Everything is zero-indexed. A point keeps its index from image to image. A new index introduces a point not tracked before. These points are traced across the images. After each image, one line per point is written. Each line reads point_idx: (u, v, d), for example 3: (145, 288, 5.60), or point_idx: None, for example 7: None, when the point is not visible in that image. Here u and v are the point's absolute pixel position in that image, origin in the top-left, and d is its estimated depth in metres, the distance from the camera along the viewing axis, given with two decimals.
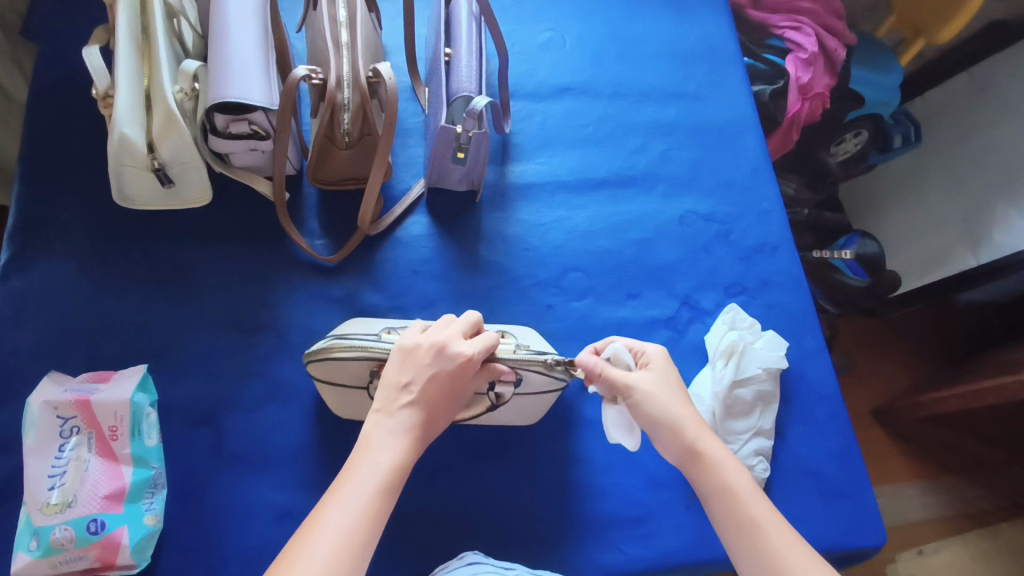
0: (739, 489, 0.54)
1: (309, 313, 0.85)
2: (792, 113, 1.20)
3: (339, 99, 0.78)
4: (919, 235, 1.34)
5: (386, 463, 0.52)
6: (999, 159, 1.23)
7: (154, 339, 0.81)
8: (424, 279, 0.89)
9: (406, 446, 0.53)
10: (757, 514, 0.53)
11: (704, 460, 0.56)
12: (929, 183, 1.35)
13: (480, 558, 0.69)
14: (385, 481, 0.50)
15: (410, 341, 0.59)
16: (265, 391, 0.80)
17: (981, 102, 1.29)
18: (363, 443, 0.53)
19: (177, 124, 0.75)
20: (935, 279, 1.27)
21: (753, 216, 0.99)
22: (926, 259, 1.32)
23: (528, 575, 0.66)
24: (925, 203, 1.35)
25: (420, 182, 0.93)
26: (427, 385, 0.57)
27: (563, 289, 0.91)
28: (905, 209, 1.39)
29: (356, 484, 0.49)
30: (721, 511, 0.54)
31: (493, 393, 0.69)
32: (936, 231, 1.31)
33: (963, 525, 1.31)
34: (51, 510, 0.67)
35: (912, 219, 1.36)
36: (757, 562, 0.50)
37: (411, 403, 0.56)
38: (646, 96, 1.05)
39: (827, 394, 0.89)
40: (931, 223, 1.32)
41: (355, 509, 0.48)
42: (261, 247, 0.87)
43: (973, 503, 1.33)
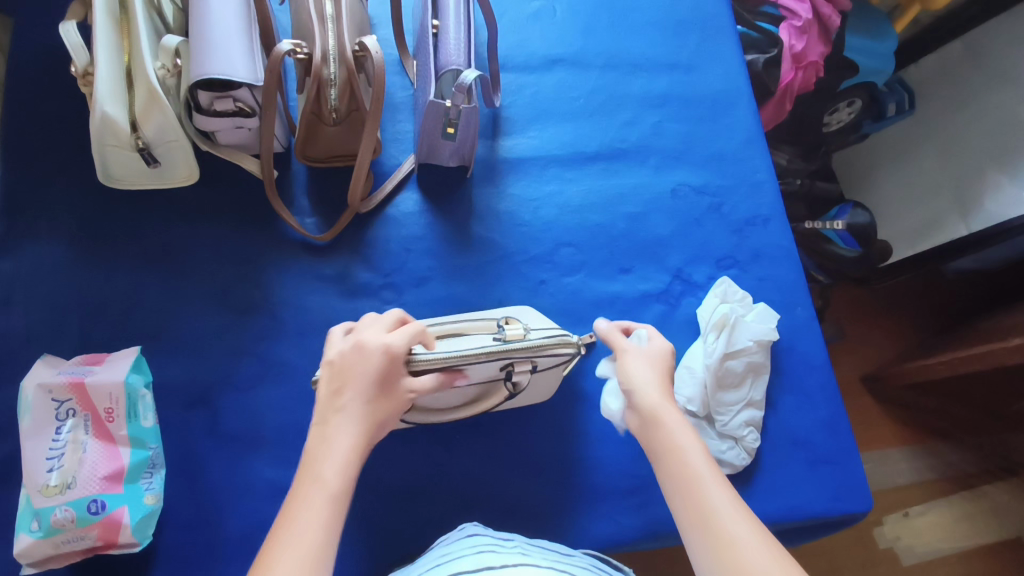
0: (686, 448, 0.56)
1: (302, 292, 0.85)
2: (786, 82, 1.19)
3: (326, 74, 0.76)
4: (910, 204, 1.35)
5: (331, 474, 0.52)
6: (980, 131, 1.25)
7: (145, 320, 0.81)
8: (417, 257, 0.88)
9: (348, 451, 0.54)
10: (699, 469, 0.54)
11: (659, 422, 0.59)
12: (914, 158, 1.36)
13: (480, 530, 0.70)
14: (333, 494, 0.51)
15: (335, 351, 0.60)
16: (260, 371, 0.81)
17: (975, 68, 1.28)
18: (309, 455, 0.53)
19: (160, 101, 0.73)
20: (925, 248, 1.28)
21: (745, 188, 0.99)
22: (916, 230, 1.32)
23: (526, 545, 0.67)
24: (917, 172, 1.35)
25: (409, 158, 0.92)
26: (357, 385, 0.57)
27: (555, 265, 0.91)
28: (898, 178, 1.39)
29: (306, 502, 0.50)
30: (667, 469, 0.55)
31: (511, 382, 0.72)
32: (927, 200, 1.31)
33: (948, 487, 1.34)
34: (50, 492, 0.67)
35: (904, 189, 1.37)
36: (691, 511, 0.52)
37: (346, 407, 0.56)
38: (638, 67, 1.03)
39: (816, 364, 0.90)
40: (922, 192, 1.33)
41: (309, 526, 0.48)
42: (251, 226, 0.86)
43: (958, 467, 1.36)
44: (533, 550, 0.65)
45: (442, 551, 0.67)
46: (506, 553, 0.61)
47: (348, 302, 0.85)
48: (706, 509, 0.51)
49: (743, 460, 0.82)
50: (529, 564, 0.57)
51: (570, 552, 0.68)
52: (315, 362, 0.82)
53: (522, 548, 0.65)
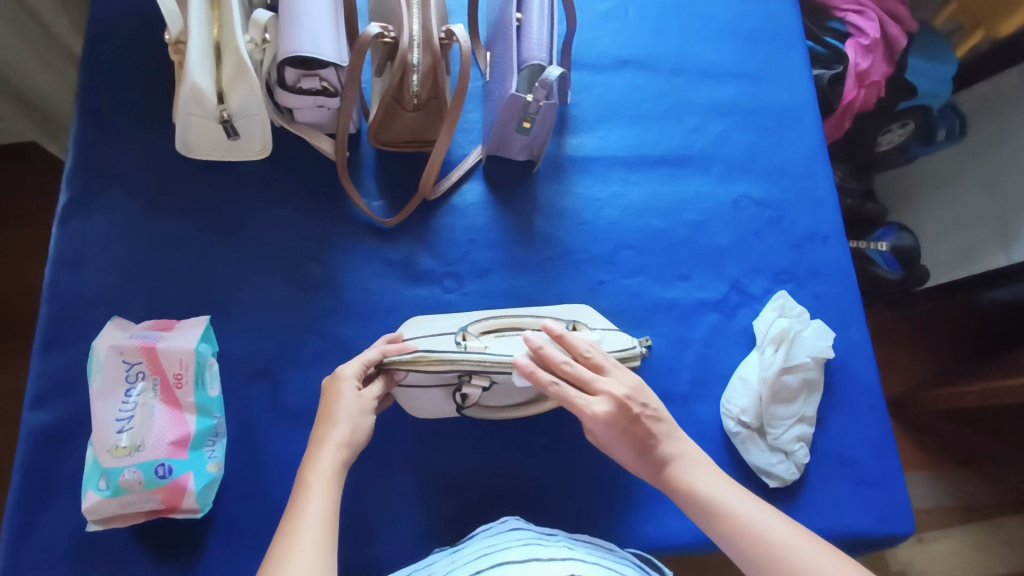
0: (718, 495, 0.63)
1: (365, 275, 0.85)
2: (848, 100, 1.18)
3: (410, 59, 0.76)
4: (953, 230, 1.35)
5: (317, 501, 0.58)
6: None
7: (212, 291, 0.82)
8: (480, 248, 0.89)
9: (331, 461, 0.61)
10: (727, 497, 0.62)
11: (674, 476, 0.65)
12: (961, 185, 1.36)
13: (522, 524, 0.72)
14: (324, 498, 0.58)
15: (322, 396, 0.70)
16: (323, 349, 0.81)
17: None
18: (310, 466, 0.61)
19: (247, 73, 0.73)
20: (963, 275, 1.30)
21: (806, 204, 0.99)
22: (958, 257, 1.33)
23: (571, 540, 0.69)
24: (961, 199, 1.35)
25: (478, 149, 0.92)
26: (329, 411, 0.66)
27: (615, 266, 0.91)
28: (940, 204, 1.39)
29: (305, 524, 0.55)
30: (702, 515, 0.63)
31: None
32: (971, 228, 1.32)
33: (965, 516, 1.34)
34: (120, 452, 0.68)
35: (947, 215, 1.37)
36: (732, 542, 0.60)
37: (323, 435, 0.64)
38: (707, 75, 1.03)
39: (868, 385, 0.91)
40: (965, 220, 1.33)
41: (310, 542, 0.54)
42: (320, 205, 0.87)
43: (977, 497, 1.36)
44: (576, 544, 0.67)
45: (487, 540, 0.68)
46: (551, 547, 0.63)
47: (410, 289, 0.86)
48: (748, 529, 0.59)
49: (792, 474, 0.83)
50: (577, 560, 0.60)
51: (613, 547, 0.69)
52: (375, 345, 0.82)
53: (567, 542, 0.67)
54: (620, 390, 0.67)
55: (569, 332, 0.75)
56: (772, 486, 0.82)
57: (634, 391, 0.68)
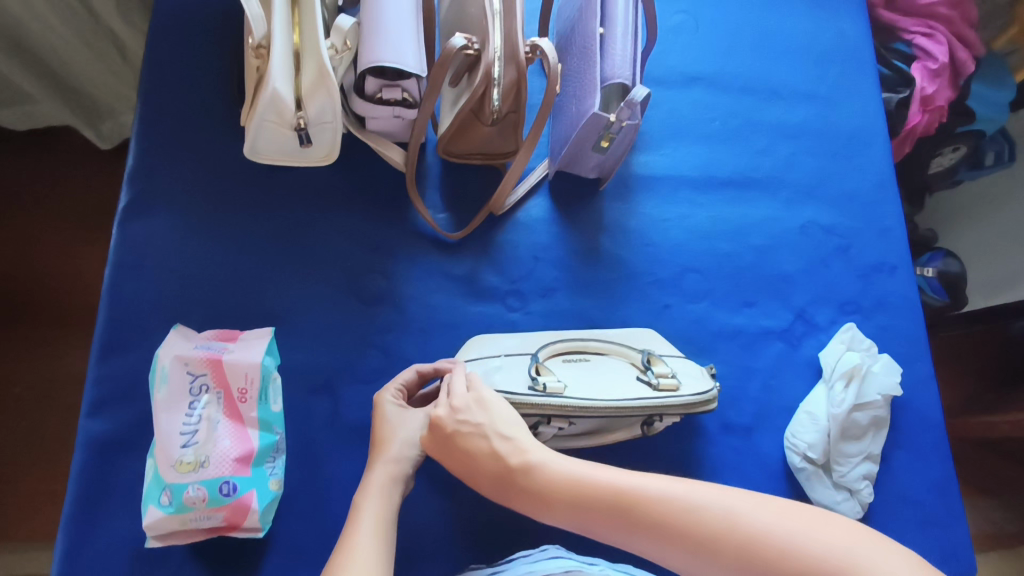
0: (603, 481, 0.54)
1: (428, 289, 0.83)
2: (910, 124, 1.17)
3: (493, 73, 0.73)
4: (994, 255, 1.37)
5: (372, 520, 0.57)
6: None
7: (274, 300, 0.80)
8: (544, 266, 0.87)
9: (380, 479, 0.62)
10: (622, 480, 0.54)
11: (532, 468, 0.57)
12: (1002, 211, 1.37)
13: (561, 552, 0.71)
14: (377, 514, 0.58)
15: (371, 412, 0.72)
16: (384, 365, 0.80)
17: None
18: (363, 486, 0.62)
19: (328, 82, 0.71)
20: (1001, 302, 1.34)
21: (875, 233, 0.96)
22: (997, 281, 1.36)
23: (613, 569, 0.68)
24: (1004, 224, 1.37)
25: (545, 163, 0.90)
26: (377, 435, 0.67)
27: (681, 290, 0.89)
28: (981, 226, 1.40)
29: (359, 540, 0.55)
30: (578, 512, 0.54)
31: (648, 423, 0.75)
32: (1013, 255, 1.35)
33: (986, 544, 1.34)
34: (184, 468, 0.66)
35: (988, 239, 1.39)
36: (635, 530, 0.52)
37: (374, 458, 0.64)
38: (777, 95, 1.01)
39: (932, 423, 0.89)
40: (1008, 246, 1.36)
41: (367, 558, 0.53)
42: (384, 216, 0.85)
43: (999, 525, 1.36)
44: (617, 573, 0.66)
45: (527, 564, 0.67)
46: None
47: (473, 305, 0.84)
48: (669, 506, 0.51)
49: (857, 513, 0.81)
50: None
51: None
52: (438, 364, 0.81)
53: (608, 571, 0.66)
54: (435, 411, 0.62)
55: (648, 370, 0.72)
56: None
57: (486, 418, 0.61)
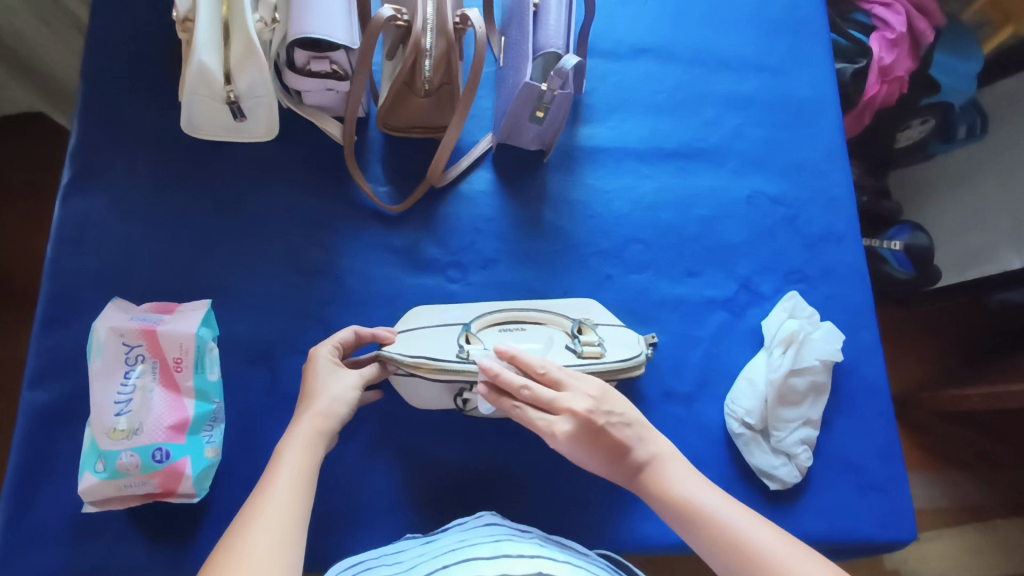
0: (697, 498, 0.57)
1: (370, 262, 0.84)
2: (869, 95, 1.15)
3: (423, 43, 0.73)
4: (959, 232, 1.32)
5: (290, 469, 0.57)
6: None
7: (216, 273, 0.81)
8: (486, 238, 0.87)
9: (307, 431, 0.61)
10: (701, 498, 0.57)
11: (661, 476, 0.59)
12: (968, 188, 1.32)
13: (495, 518, 0.71)
14: (297, 465, 0.58)
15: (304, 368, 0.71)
16: (324, 336, 0.81)
17: None
18: (286, 436, 0.61)
19: (256, 54, 0.70)
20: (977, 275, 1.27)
21: (822, 203, 0.97)
22: (968, 257, 1.30)
23: (542, 537, 0.68)
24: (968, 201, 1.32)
25: (488, 136, 0.90)
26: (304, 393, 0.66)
27: (623, 261, 0.90)
28: (946, 204, 1.36)
29: (274, 493, 0.54)
30: (671, 512, 0.57)
31: None
32: (979, 230, 1.29)
33: (962, 517, 1.34)
34: (117, 435, 0.68)
35: (954, 216, 1.34)
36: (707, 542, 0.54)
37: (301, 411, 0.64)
38: (725, 66, 1.00)
39: (876, 390, 0.89)
40: (973, 223, 1.30)
41: (279, 510, 0.53)
42: (325, 190, 0.85)
43: (976, 499, 1.36)
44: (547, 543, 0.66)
45: (458, 534, 0.67)
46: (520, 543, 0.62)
47: (414, 277, 0.85)
48: (730, 540, 0.53)
49: (795, 477, 0.82)
50: (547, 556, 0.59)
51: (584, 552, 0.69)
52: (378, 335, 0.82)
53: (538, 540, 0.66)
54: (582, 405, 0.59)
55: (576, 339, 0.74)
56: (772, 488, 0.82)
57: (598, 400, 0.60)
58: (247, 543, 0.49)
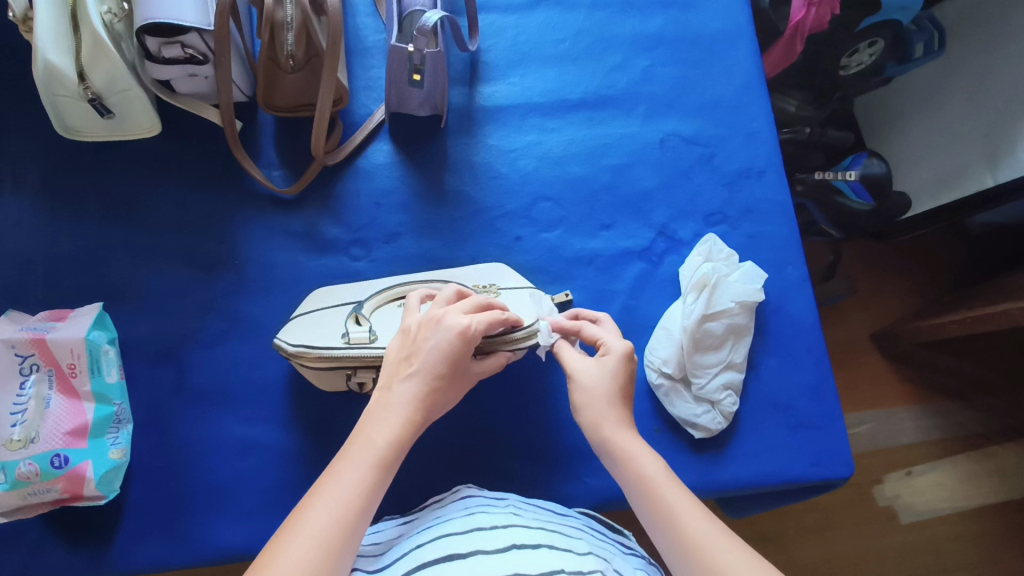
0: (653, 478, 0.55)
1: (268, 248, 0.83)
2: (797, 20, 1.07)
3: (280, 16, 0.74)
4: (931, 154, 1.26)
5: (384, 438, 0.53)
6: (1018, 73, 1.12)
7: (112, 276, 0.80)
8: (387, 211, 0.85)
9: (405, 419, 0.54)
10: (659, 477, 0.55)
11: (621, 454, 0.58)
12: (941, 106, 1.25)
13: (474, 491, 0.67)
14: (381, 456, 0.51)
15: (413, 322, 0.61)
16: (227, 327, 0.80)
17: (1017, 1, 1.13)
18: (374, 404, 0.56)
19: (105, 49, 0.71)
20: (947, 200, 1.20)
21: (740, 137, 0.92)
22: (942, 179, 1.22)
23: (522, 503, 0.66)
24: (936, 120, 1.25)
25: (381, 107, 0.88)
26: (425, 357, 0.57)
27: (533, 220, 0.87)
28: (917, 127, 1.29)
29: (353, 461, 0.50)
30: (635, 493, 0.55)
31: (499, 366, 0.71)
32: (952, 149, 1.21)
33: (953, 447, 1.31)
34: (14, 446, 0.68)
35: (925, 139, 1.27)
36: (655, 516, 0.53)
37: (405, 371, 0.57)
38: (629, 5, 0.96)
39: (805, 326, 0.86)
40: (946, 142, 1.23)
41: (353, 486, 0.49)
42: (216, 180, 0.84)
43: (966, 427, 1.32)
44: (524, 509, 0.63)
45: (434, 513, 0.64)
46: (495, 514, 0.58)
47: (316, 259, 0.83)
48: (692, 545, 0.49)
49: (719, 424, 0.80)
50: (520, 527, 0.55)
51: (564, 512, 0.68)
52: (282, 320, 0.80)
53: (514, 507, 0.62)
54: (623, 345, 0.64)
55: None
56: (698, 438, 0.80)
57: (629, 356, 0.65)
58: (285, 552, 0.43)
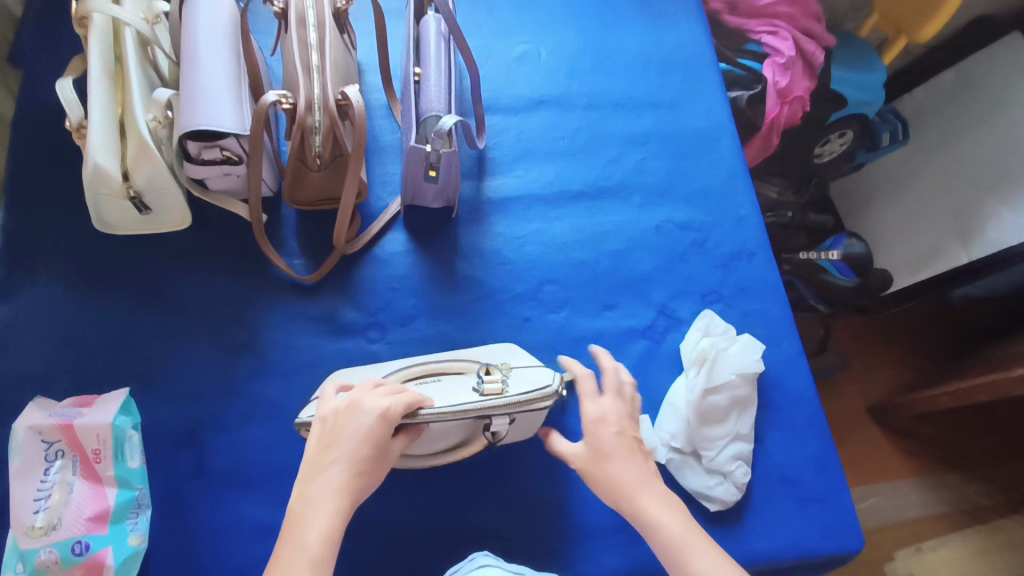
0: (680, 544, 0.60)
1: (289, 333, 0.86)
2: (771, 117, 1.16)
3: (310, 122, 0.81)
4: (908, 233, 1.33)
5: (315, 537, 0.54)
6: (985, 156, 1.22)
7: (137, 362, 0.83)
8: (402, 296, 0.90)
9: (332, 513, 0.56)
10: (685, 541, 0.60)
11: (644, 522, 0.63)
12: (914, 189, 1.35)
13: (492, 562, 0.68)
14: (316, 555, 0.53)
15: (331, 410, 0.62)
16: (248, 411, 0.82)
17: (975, 95, 1.27)
18: (298, 500, 0.57)
19: (150, 153, 0.77)
20: (927, 277, 1.26)
21: (730, 223, 0.99)
22: (922, 256, 1.29)
23: None
24: (910, 203, 1.35)
25: (397, 199, 0.94)
26: (346, 442, 0.59)
27: (540, 302, 0.92)
28: (891, 207, 1.39)
29: (287, 567, 0.52)
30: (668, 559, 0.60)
31: (490, 432, 0.75)
32: (927, 228, 1.30)
33: (961, 521, 1.31)
34: (36, 533, 0.70)
35: (901, 218, 1.36)
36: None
37: (324, 460, 0.58)
38: (621, 106, 1.06)
39: (805, 400, 0.90)
40: (921, 222, 1.31)
41: None
42: (241, 269, 0.89)
43: (972, 499, 1.33)
44: None
45: None
46: None
47: (334, 342, 0.87)
48: None
49: (733, 495, 0.82)
50: None
51: None
52: (302, 402, 0.83)
53: None
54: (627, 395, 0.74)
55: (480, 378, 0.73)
56: (714, 510, 0.81)
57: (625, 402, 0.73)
58: None
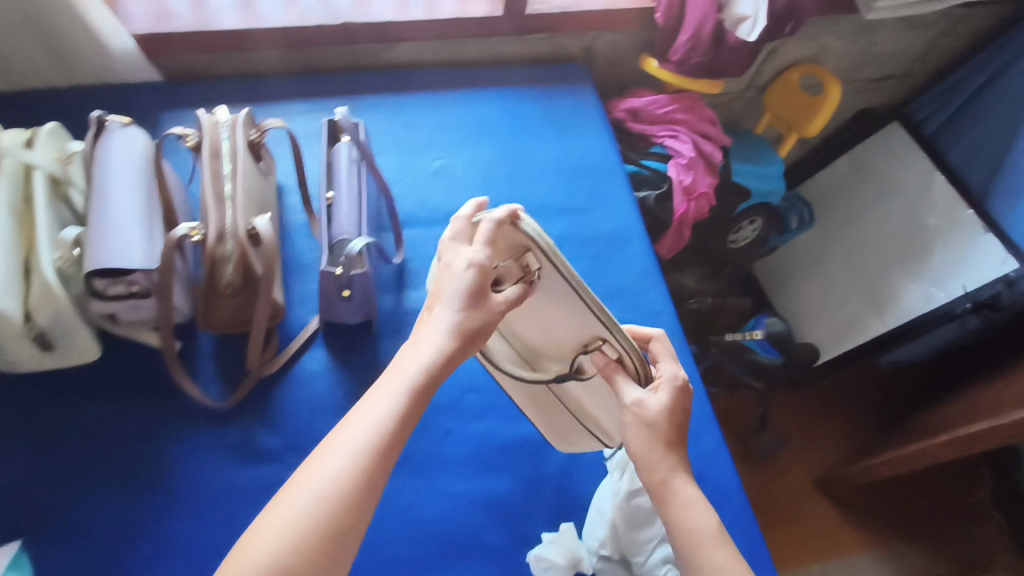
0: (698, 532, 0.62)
1: (202, 466, 0.83)
2: (680, 213, 1.23)
3: (220, 252, 0.82)
4: (829, 307, 1.48)
5: (415, 367, 0.57)
6: (885, 234, 1.40)
7: (35, 511, 0.79)
8: (322, 416, 0.89)
9: (430, 362, 0.57)
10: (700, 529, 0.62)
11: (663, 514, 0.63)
12: (828, 266, 1.51)
13: None
14: (410, 386, 0.56)
15: (448, 254, 0.63)
16: (155, 554, 0.77)
17: (868, 181, 1.45)
18: (410, 338, 0.60)
19: (55, 294, 0.77)
20: (851, 346, 1.39)
21: (644, 319, 1.03)
22: (842, 328, 1.43)
23: None
24: (827, 279, 1.50)
25: (315, 317, 0.95)
26: (450, 300, 0.61)
27: (461, 412, 0.92)
28: (810, 284, 1.53)
29: (376, 406, 0.55)
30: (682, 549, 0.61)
31: (575, 366, 0.71)
32: (846, 302, 1.44)
33: None
34: None
35: (819, 293, 1.51)
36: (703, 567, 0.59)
37: (434, 312, 0.61)
38: (535, 213, 1.12)
39: (730, 492, 0.91)
40: (840, 296, 1.46)
41: (372, 426, 0.54)
42: (153, 402, 0.87)
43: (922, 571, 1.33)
44: None
45: None
46: None
47: (250, 471, 0.84)
48: None
49: None
50: None
51: None
52: (213, 539, 0.79)
53: None
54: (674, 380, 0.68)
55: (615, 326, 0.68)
56: None
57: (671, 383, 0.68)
58: (282, 511, 0.49)
